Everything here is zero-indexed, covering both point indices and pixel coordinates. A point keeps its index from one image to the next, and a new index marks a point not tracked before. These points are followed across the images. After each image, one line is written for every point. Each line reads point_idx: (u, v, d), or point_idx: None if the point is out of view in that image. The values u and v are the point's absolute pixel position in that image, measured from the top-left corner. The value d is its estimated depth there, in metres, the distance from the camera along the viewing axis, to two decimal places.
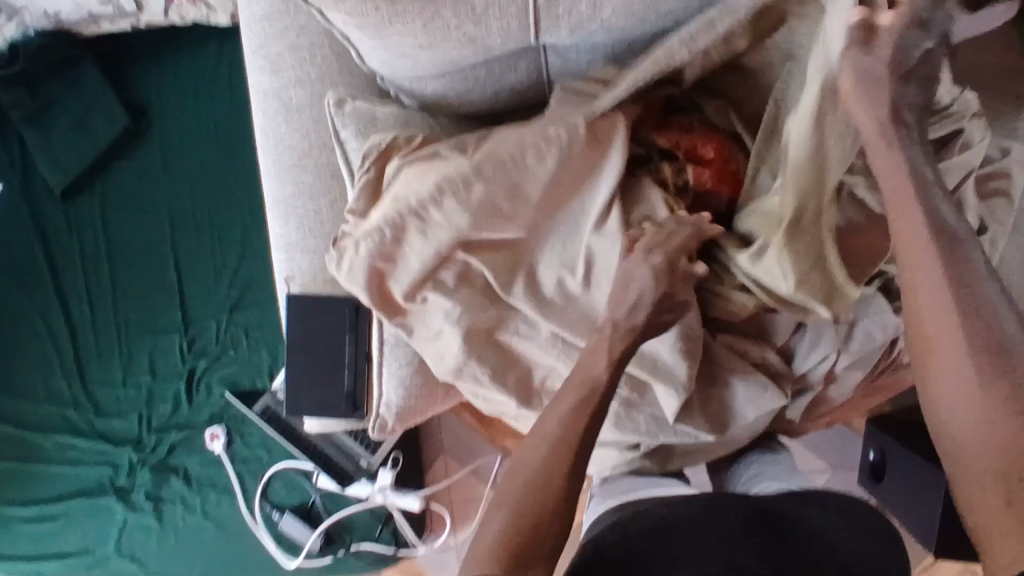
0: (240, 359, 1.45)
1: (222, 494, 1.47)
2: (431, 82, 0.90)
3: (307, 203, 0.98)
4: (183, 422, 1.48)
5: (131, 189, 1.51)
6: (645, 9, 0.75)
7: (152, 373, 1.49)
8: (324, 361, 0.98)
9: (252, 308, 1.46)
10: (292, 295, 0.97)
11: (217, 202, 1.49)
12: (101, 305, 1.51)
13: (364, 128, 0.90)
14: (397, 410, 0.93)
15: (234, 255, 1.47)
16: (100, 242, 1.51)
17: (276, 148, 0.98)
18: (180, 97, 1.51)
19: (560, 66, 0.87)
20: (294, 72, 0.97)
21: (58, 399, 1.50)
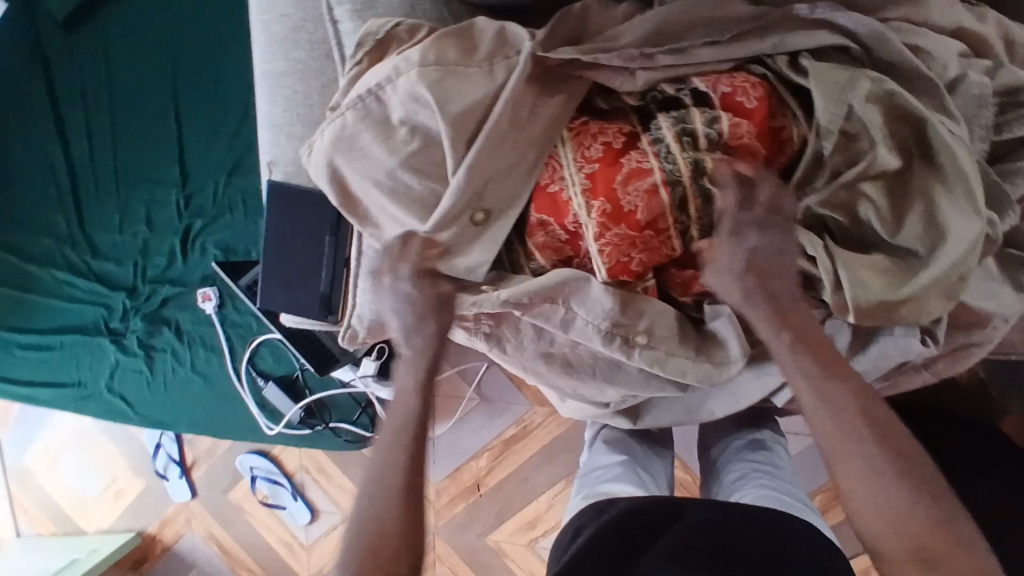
0: (235, 225, 1.41)
1: (210, 353, 1.49)
2: None
3: (296, 83, 0.88)
4: (176, 278, 1.47)
5: (135, 25, 1.40)
6: None
7: (148, 224, 1.46)
8: (300, 258, 0.92)
9: (251, 175, 1.39)
10: (273, 183, 0.90)
11: (222, 54, 1.38)
12: (100, 146, 1.45)
13: (361, 9, 0.79)
14: (369, 326, 0.87)
15: (236, 114, 1.38)
16: (101, 78, 1.43)
17: (268, 14, 0.87)
18: None
19: None
20: None
21: (57, 235, 1.50)
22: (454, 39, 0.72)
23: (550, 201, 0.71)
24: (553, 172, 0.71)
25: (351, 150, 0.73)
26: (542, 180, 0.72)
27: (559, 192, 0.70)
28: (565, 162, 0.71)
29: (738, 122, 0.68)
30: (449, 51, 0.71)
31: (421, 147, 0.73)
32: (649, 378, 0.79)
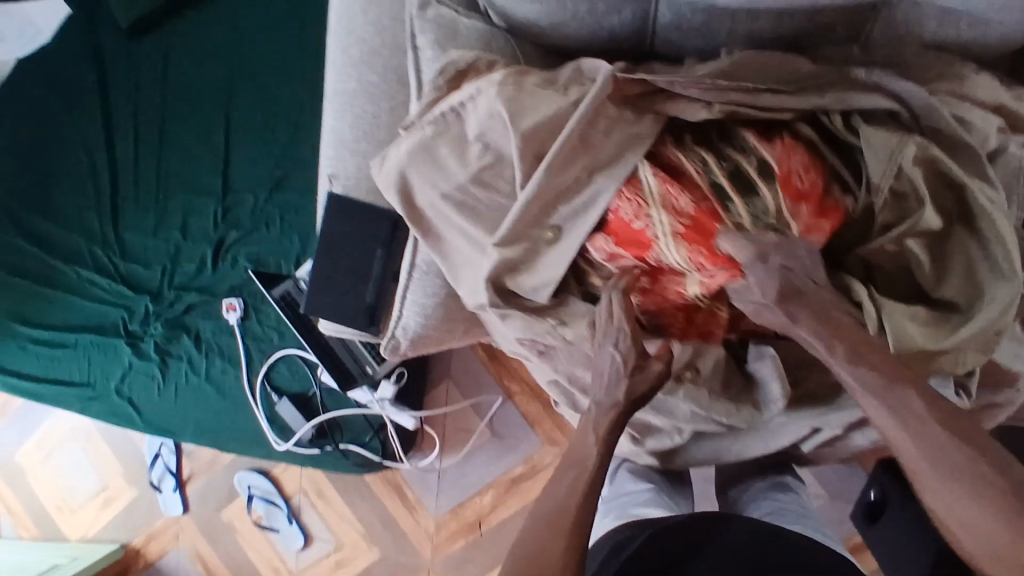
0: (270, 240, 1.44)
1: (228, 364, 1.50)
2: (527, 5, 0.81)
3: (367, 103, 0.92)
4: (203, 286, 1.49)
5: (195, 41, 1.46)
6: None
7: (182, 232, 1.49)
8: (351, 269, 0.95)
9: (293, 193, 1.43)
10: (332, 195, 0.94)
11: (277, 76, 1.43)
12: (146, 152, 1.49)
13: (443, 39, 0.84)
14: (413, 337, 0.91)
15: (284, 132, 1.43)
16: (155, 88, 1.48)
17: (348, 37, 0.92)
18: None
19: (669, 19, 0.79)
20: None
21: (89, 234, 1.52)
22: (534, 73, 0.76)
23: (627, 231, 0.72)
24: (630, 204, 0.72)
25: (421, 165, 0.79)
26: (624, 214, 0.72)
27: (637, 226, 0.71)
28: (650, 198, 0.71)
29: (799, 208, 0.69)
30: (529, 78, 0.75)
31: (496, 165, 0.76)
32: (687, 412, 0.85)
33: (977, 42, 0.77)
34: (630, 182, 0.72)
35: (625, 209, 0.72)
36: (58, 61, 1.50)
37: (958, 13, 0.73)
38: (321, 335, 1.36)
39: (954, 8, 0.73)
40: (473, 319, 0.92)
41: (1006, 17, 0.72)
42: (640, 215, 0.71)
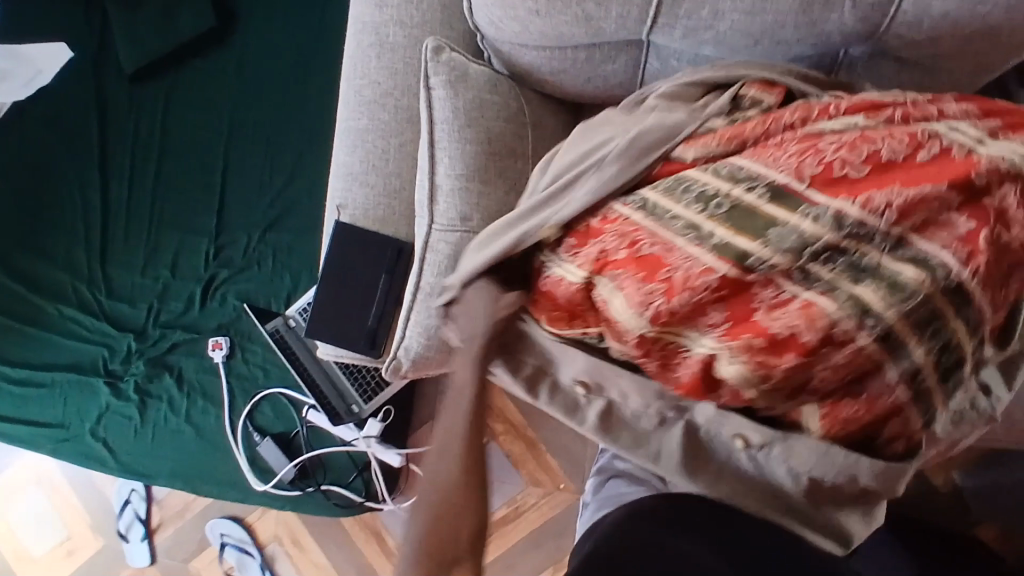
0: (262, 278, 1.46)
1: (209, 403, 1.48)
2: (531, 52, 0.89)
3: (377, 139, 0.99)
4: (189, 325, 1.49)
5: (198, 89, 1.52)
6: (761, 32, 0.75)
7: (172, 269, 1.50)
8: (355, 294, 0.99)
9: (287, 233, 1.47)
10: (339, 223, 0.98)
11: (277, 123, 1.49)
12: (140, 193, 1.52)
13: (453, 80, 0.91)
14: (414, 358, 0.93)
15: (282, 175, 1.48)
16: (155, 132, 1.52)
17: (361, 79, 1.00)
18: (267, 13, 1.52)
19: (657, 69, 0.88)
20: (397, 13, 0.99)
21: (76, 272, 1.52)
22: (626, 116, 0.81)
23: (852, 171, 0.57)
24: (826, 146, 0.59)
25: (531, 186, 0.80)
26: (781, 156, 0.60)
27: (846, 164, 0.57)
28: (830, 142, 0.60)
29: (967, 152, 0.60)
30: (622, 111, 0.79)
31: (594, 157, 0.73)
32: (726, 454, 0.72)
33: None
34: (768, 145, 0.62)
35: (827, 149, 0.58)
36: (59, 104, 1.54)
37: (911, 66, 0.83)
38: (308, 373, 1.36)
39: (908, 62, 0.83)
40: None
41: (952, 71, 0.83)
42: (858, 143, 0.58)
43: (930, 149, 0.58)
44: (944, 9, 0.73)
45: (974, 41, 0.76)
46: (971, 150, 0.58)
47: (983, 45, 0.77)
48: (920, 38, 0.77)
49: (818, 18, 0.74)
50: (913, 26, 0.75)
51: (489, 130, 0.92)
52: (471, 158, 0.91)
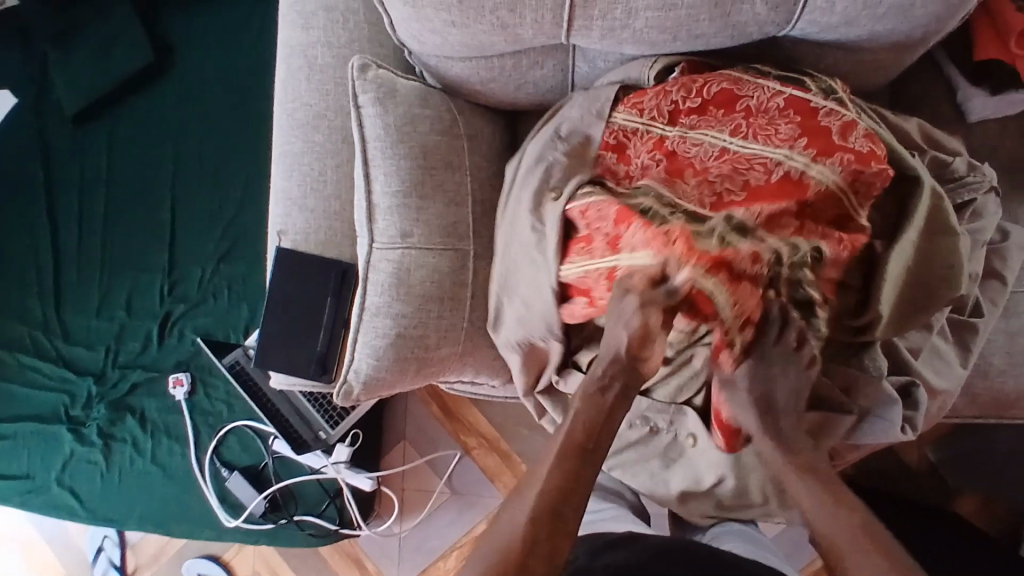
0: (219, 310, 1.44)
1: (175, 442, 1.45)
2: (457, 64, 0.89)
3: (313, 162, 0.97)
4: (149, 364, 1.46)
5: (141, 126, 1.50)
6: (678, 26, 0.75)
7: (128, 309, 1.48)
8: (301, 320, 0.98)
9: (242, 262, 1.45)
10: (281, 250, 0.97)
11: (224, 152, 1.48)
12: (91, 234, 1.50)
13: (382, 97, 0.90)
14: (365, 380, 0.92)
15: (233, 205, 1.46)
16: (102, 170, 1.50)
17: (292, 102, 0.98)
18: (206, 43, 1.50)
19: (585, 71, 0.90)
20: (323, 34, 0.97)
21: (30, 319, 1.49)
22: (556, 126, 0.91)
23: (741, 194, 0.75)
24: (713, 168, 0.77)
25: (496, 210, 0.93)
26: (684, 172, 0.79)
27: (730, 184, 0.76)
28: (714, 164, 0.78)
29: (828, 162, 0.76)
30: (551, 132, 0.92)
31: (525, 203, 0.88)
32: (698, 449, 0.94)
33: (854, 74, 0.87)
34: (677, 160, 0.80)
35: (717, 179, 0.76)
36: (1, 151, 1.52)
37: (833, 49, 0.84)
38: (271, 403, 1.34)
39: (828, 45, 0.83)
40: (425, 359, 0.93)
41: (873, 51, 0.83)
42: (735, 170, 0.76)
43: (779, 173, 0.75)
44: None
45: (888, 20, 0.77)
46: (804, 173, 0.75)
47: (898, 23, 0.78)
48: (836, 21, 0.77)
49: (732, 9, 0.74)
50: (827, 10, 0.76)
51: (422, 144, 0.91)
52: (407, 173, 0.90)
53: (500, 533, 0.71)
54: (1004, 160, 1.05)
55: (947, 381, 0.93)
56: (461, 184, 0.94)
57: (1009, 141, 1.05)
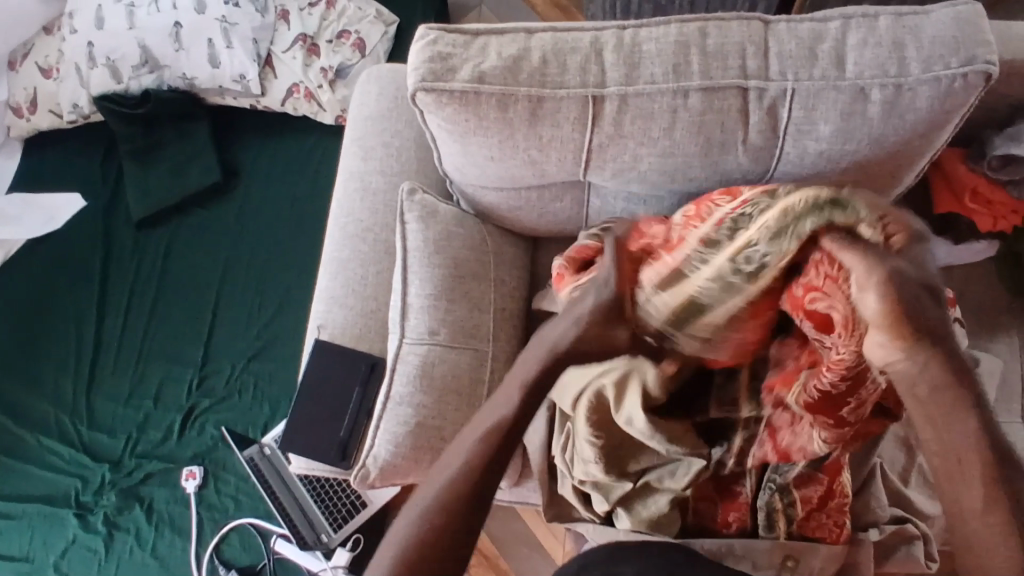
0: (241, 406, 1.53)
1: (177, 535, 1.47)
2: (491, 193, 1.05)
3: (358, 267, 1.11)
4: (166, 454, 1.52)
5: (196, 234, 1.67)
6: (676, 170, 0.88)
7: (155, 400, 1.56)
8: (329, 407, 1.07)
9: (269, 363, 1.55)
10: (319, 341, 1.08)
11: (267, 262, 1.63)
12: (134, 327, 1.62)
13: (425, 216, 1.05)
14: (382, 465, 0.99)
15: (270, 309, 1.59)
16: (154, 270, 1.65)
17: (346, 217, 1.14)
18: (265, 168, 1.69)
19: (599, 206, 1.04)
20: (380, 163, 1.15)
21: (59, 403, 1.58)
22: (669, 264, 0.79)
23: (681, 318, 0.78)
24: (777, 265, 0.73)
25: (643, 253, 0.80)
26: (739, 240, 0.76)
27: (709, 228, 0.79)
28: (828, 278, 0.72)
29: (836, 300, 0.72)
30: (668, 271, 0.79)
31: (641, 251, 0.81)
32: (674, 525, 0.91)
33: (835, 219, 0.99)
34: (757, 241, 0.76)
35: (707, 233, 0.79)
36: (67, 246, 1.69)
37: None
38: (279, 500, 1.38)
39: None
40: (439, 449, 1.00)
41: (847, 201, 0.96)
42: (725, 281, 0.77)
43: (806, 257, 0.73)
44: (819, 147, 0.84)
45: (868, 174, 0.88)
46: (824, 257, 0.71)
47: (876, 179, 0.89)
48: None
49: (718, 159, 0.86)
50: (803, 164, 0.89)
51: (454, 257, 1.05)
52: (439, 280, 1.03)
53: (400, 529, 0.72)
54: (982, 307, 1.14)
55: (935, 508, 0.99)
56: (486, 295, 1.07)
57: (975, 290, 1.14)
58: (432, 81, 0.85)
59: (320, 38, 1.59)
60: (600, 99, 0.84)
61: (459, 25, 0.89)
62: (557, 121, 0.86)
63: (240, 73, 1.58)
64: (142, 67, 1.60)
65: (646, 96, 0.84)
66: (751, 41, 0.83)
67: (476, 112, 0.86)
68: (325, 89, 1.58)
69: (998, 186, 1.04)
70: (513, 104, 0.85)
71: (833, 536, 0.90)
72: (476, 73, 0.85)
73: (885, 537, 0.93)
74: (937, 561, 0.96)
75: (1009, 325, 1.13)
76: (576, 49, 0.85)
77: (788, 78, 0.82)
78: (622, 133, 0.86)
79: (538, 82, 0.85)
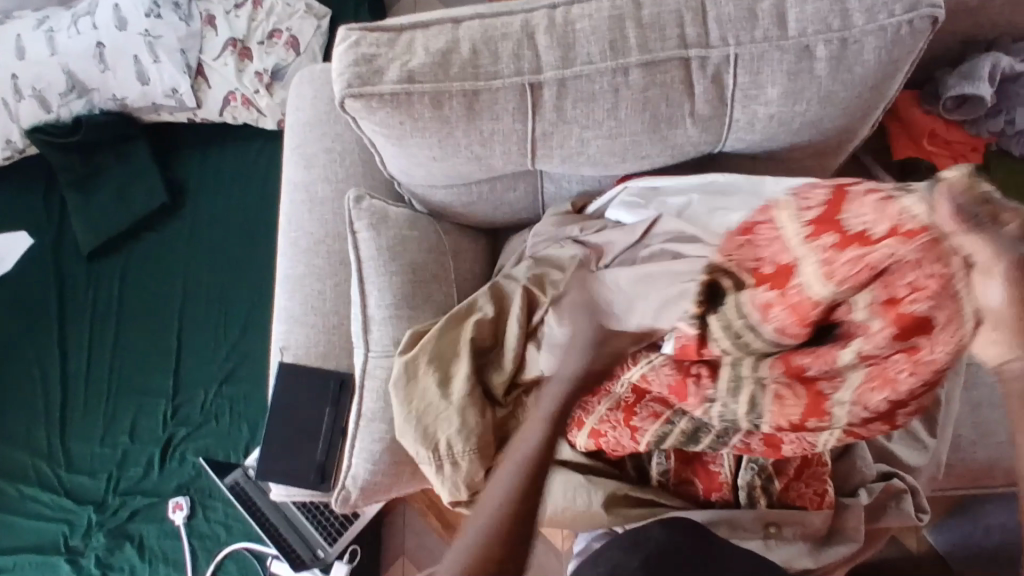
0: (219, 432, 1.50)
1: (172, 568, 1.45)
2: (441, 192, 1.01)
3: (314, 283, 1.07)
4: (149, 489, 1.49)
5: (152, 259, 1.61)
6: (625, 150, 0.85)
7: (131, 436, 1.52)
8: (302, 431, 1.04)
9: (242, 383, 1.52)
10: (283, 364, 1.04)
11: (228, 280, 1.58)
12: (99, 363, 1.57)
13: (375, 222, 1.00)
14: (362, 484, 0.96)
15: (236, 328, 1.55)
16: (113, 301, 1.60)
17: (296, 231, 1.09)
18: (214, 183, 1.63)
19: (554, 191, 1.00)
20: (323, 170, 1.10)
21: (35, 450, 1.53)
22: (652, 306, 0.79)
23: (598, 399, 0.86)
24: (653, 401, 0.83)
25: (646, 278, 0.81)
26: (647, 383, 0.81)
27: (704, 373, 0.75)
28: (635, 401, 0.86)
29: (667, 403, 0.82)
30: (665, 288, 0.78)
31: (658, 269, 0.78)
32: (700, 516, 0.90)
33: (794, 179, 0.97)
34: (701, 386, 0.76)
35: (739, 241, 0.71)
36: (19, 288, 1.62)
37: None
38: (269, 521, 1.36)
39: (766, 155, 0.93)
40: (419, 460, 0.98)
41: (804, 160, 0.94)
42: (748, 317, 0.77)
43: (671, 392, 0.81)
44: (768, 111, 0.81)
45: (822, 133, 0.85)
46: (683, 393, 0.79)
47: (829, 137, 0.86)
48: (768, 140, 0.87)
49: (668, 134, 0.83)
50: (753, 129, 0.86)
51: (412, 262, 1.01)
52: (398, 288, 0.99)
53: None
54: None
55: (921, 459, 0.99)
56: (448, 296, 1.03)
57: None
58: (359, 87, 0.80)
59: (251, 40, 1.51)
60: (538, 86, 0.80)
61: (380, 22, 0.84)
62: (496, 114, 0.81)
63: (171, 87, 1.50)
64: (70, 94, 1.51)
65: (585, 77, 0.79)
66: (687, 7, 0.79)
67: (410, 114, 0.81)
68: (263, 95, 1.52)
69: (953, 125, 1.03)
70: (448, 101, 0.80)
71: (815, 504, 0.90)
72: (404, 72, 0.80)
73: (875, 497, 0.94)
74: (929, 512, 0.96)
75: None
76: (507, 36, 0.81)
77: (730, 43, 0.78)
78: (565, 119, 0.82)
79: (471, 75, 0.80)
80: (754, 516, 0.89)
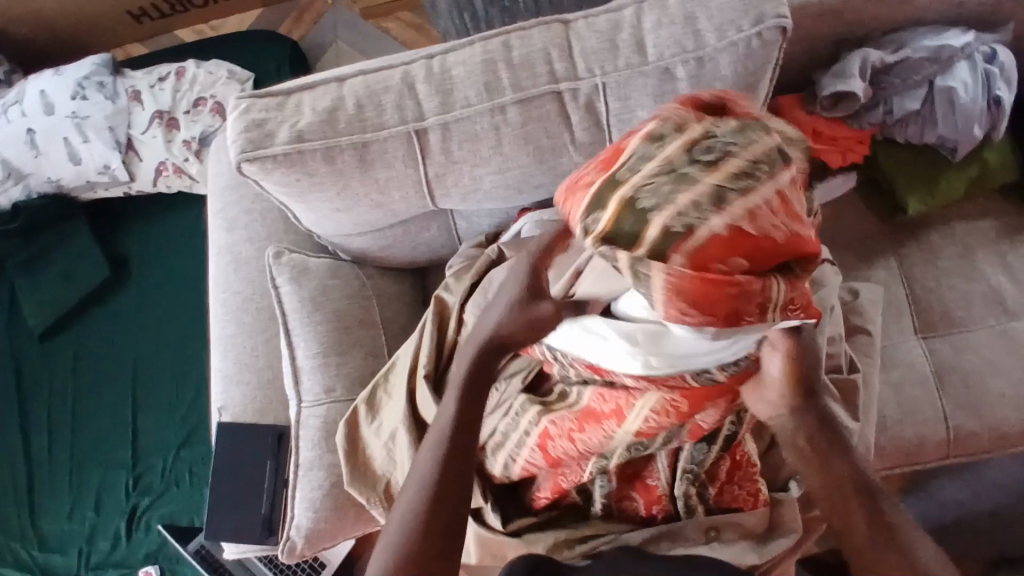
0: (182, 497, 1.50)
1: None
2: (357, 239, 1.04)
3: (246, 340, 1.09)
4: (120, 560, 1.49)
5: (102, 333, 1.62)
6: (518, 182, 0.89)
7: (96, 510, 1.52)
8: (246, 487, 1.05)
9: (200, 446, 1.53)
10: (222, 423, 1.06)
11: (180, 344, 1.60)
12: (59, 441, 1.57)
13: (297, 276, 1.03)
14: (306, 533, 0.98)
15: (190, 392, 1.56)
16: (67, 380, 1.60)
17: (224, 292, 1.12)
18: (157, 251, 1.66)
19: (466, 227, 1.04)
20: (246, 231, 1.13)
21: (7, 531, 1.53)
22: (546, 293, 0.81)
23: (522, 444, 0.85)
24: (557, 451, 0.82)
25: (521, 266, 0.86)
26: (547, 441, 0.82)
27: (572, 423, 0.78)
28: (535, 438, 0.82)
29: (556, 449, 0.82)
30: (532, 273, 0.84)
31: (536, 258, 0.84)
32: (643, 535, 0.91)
33: None
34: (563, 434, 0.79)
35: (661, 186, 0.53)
36: None
37: None
38: None
39: None
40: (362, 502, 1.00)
41: None
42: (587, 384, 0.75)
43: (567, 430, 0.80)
44: None
45: None
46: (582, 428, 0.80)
47: None
48: None
49: (555, 162, 0.87)
50: None
51: (337, 309, 1.04)
52: (325, 337, 1.02)
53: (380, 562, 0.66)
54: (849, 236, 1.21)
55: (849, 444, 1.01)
56: (376, 338, 1.06)
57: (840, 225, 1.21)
58: (252, 151, 0.84)
59: (177, 110, 1.55)
60: (424, 132, 0.84)
61: (269, 88, 0.88)
62: (388, 162, 0.85)
63: (103, 164, 1.54)
64: (6, 180, 1.54)
65: (466, 119, 0.84)
66: (553, 45, 0.84)
67: (305, 171, 0.85)
68: (194, 161, 1.56)
69: (836, 122, 1.09)
70: (339, 155, 0.84)
71: (749, 504, 0.93)
72: (294, 132, 0.84)
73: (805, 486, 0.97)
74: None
75: (875, 249, 1.21)
76: (389, 88, 0.85)
77: (596, 74, 0.83)
78: (454, 160, 0.86)
79: (359, 128, 0.84)
80: (693, 524, 0.91)
